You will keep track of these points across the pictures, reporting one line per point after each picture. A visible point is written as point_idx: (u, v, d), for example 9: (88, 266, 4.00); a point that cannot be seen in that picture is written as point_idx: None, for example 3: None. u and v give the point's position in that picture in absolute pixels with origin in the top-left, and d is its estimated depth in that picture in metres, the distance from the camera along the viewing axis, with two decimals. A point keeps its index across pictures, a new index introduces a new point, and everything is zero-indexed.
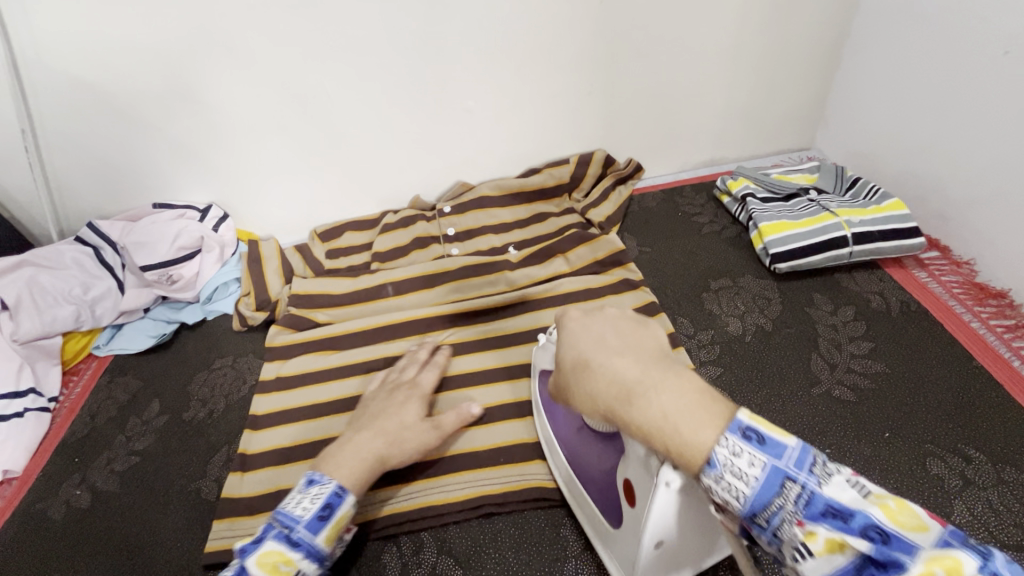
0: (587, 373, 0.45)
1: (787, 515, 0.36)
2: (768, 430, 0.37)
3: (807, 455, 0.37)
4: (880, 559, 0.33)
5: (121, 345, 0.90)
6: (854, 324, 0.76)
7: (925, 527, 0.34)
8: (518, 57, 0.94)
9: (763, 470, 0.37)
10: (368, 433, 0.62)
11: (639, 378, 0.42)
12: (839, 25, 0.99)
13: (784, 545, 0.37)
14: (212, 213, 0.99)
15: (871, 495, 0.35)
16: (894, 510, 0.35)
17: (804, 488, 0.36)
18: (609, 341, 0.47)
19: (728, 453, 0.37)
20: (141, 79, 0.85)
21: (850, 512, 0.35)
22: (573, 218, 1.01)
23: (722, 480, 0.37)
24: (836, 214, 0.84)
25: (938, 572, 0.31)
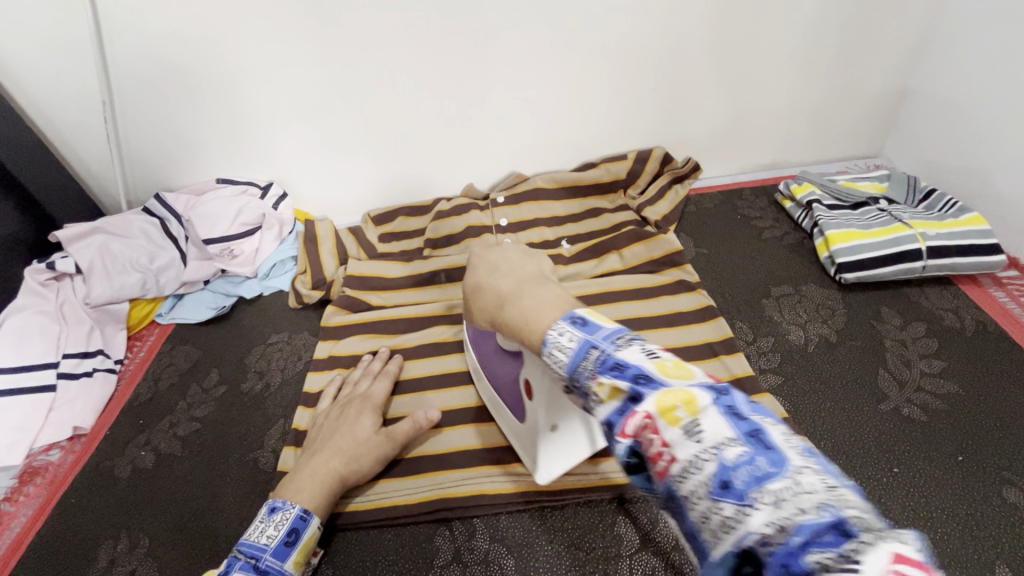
0: (479, 292, 0.51)
1: (586, 373, 0.34)
2: (595, 319, 0.38)
3: (616, 330, 0.35)
4: (634, 397, 0.31)
5: (183, 314, 0.93)
6: (925, 341, 0.73)
7: (694, 379, 0.32)
8: (581, 50, 0.92)
9: (574, 339, 0.36)
10: (324, 455, 0.63)
11: (512, 289, 0.47)
12: (919, 29, 0.95)
13: (587, 402, 0.35)
14: (272, 192, 1.01)
15: (658, 354, 0.33)
16: (672, 365, 0.33)
17: (602, 350, 0.34)
18: (500, 266, 0.51)
19: (557, 335, 0.37)
20: (216, 58, 0.87)
21: (627, 364, 0.33)
22: (628, 215, 0.99)
23: (552, 356, 0.37)
24: (910, 225, 0.81)
25: (677, 405, 0.30)
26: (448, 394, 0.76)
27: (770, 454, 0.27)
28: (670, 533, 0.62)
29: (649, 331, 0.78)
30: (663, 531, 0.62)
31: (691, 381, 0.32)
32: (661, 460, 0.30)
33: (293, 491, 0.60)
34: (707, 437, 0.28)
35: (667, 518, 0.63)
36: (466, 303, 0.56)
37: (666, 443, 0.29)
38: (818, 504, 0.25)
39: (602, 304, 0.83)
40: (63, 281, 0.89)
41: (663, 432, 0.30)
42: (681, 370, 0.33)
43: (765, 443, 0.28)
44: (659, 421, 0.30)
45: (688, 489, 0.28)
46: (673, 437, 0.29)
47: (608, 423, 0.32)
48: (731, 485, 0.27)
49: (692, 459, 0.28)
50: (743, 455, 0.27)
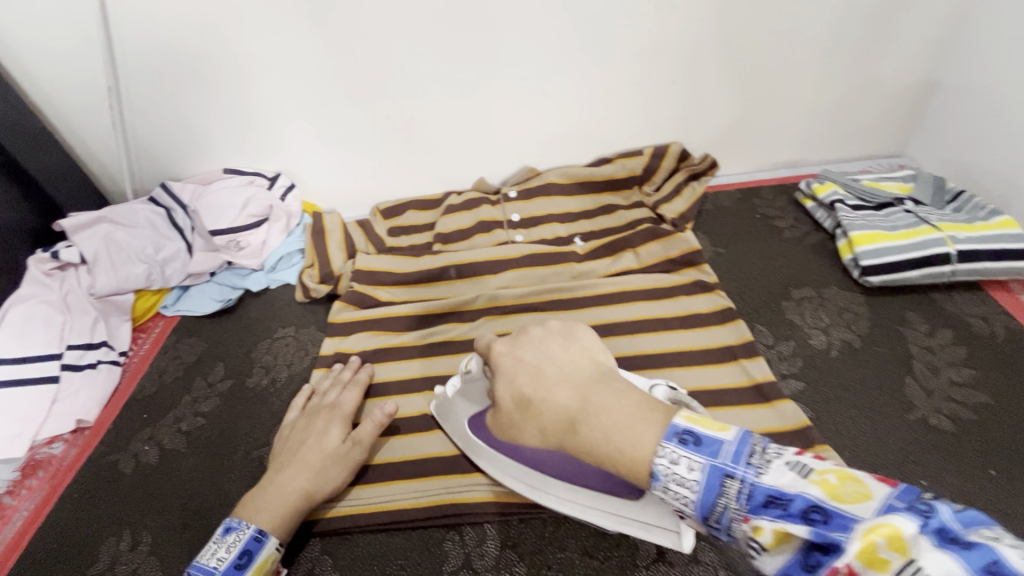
0: (530, 399, 0.55)
1: (734, 512, 0.38)
2: (704, 431, 0.42)
3: (743, 448, 0.40)
4: (819, 540, 0.33)
5: (188, 306, 0.92)
6: (953, 349, 0.71)
7: (874, 499, 0.33)
8: (599, 41, 0.89)
9: (698, 466, 0.40)
10: (287, 473, 0.62)
11: (579, 407, 0.50)
12: (950, 23, 0.91)
13: (744, 545, 0.38)
14: (280, 182, 1.00)
15: (813, 476, 0.36)
16: (837, 486, 0.35)
17: (743, 482, 0.38)
18: (547, 370, 0.55)
19: (667, 462, 0.41)
20: (224, 44, 0.85)
21: (787, 496, 0.36)
22: (643, 212, 0.97)
23: (670, 490, 0.41)
24: (939, 228, 0.78)
25: (879, 542, 0.31)
26: None
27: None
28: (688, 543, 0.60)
29: (665, 333, 0.76)
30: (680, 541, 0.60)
31: (870, 505, 0.33)
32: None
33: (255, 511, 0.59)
34: None
35: None
36: (510, 422, 0.57)
37: None
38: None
39: (617, 304, 0.81)
40: (67, 270, 0.88)
41: None
42: (853, 490, 0.34)
43: None
44: (857, 563, 0.31)
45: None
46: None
47: (785, 573, 0.35)
48: None
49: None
50: None
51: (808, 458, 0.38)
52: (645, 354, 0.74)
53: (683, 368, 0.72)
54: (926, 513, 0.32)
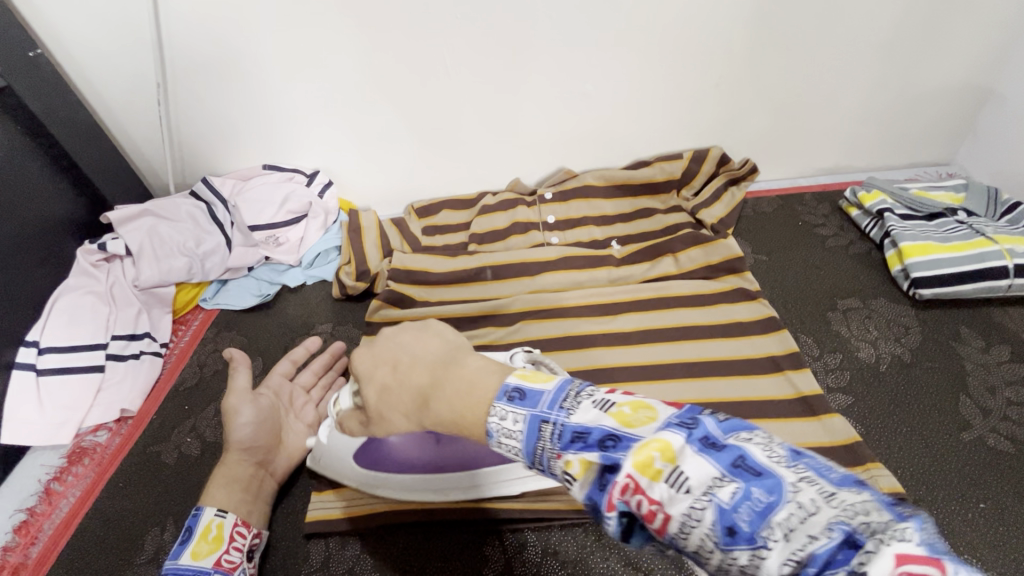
0: (388, 389, 0.50)
1: (549, 452, 0.35)
2: (530, 386, 0.39)
3: (559, 394, 0.37)
4: (609, 464, 0.32)
5: (227, 300, 0.93)
6: (1011, 367, 0.69)
7: (658, 422, 0.33)
8: (642, 44, 0.88)
9: (521, 420, 0.37)
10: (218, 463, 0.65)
11: (428, 382, 0.45)
12: (1009, 28, 0.88)
13: (563, 479, 0.36)
14: (318, 180, 1.00)
15: (614, 407, 0.35)
16: (629, 414, 0.34)
17: (556, 425, 0.35)
18: (402, 357, 0.51)
19: (497, 420, 0.38)
20: (266, 41, 0.85)
21: (588, 430, 0.34)
22: (681, 217, 0.95)
23: (504, 444, 0.38)
24: (995, 241, 0.75)
25: (654, 457, 0.31)
26: None
27: (762, 480, 0.29)
28: None
29: (706, 342, 0.75)
30: None
31: (656, 424, 0.33)
32: (656, 519, 0.30)
33: (210, 493, 0.61)
34: (693, 484, 0.29)
35: None
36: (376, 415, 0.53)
37: (654, 500, 0.30)
38: (827, 525, 0.26)
39: (657, 310, 0.80)
40: (113, 263, 0.89)
41: (649, 491, 0.30)
42: (642, 415, 0.34)
43: (752, 471, 0.29)
44: (638, 479, 0.30)
45: (695, 543, 0.29)
46: (661, 494, 0.30)
47: (592, 499, 0.33)
48: (736, 528, 0.28)
49: (688, 512, 0.29)
50: (737, 493, 0.28)
51: (615, 393, 0.37)
52: (687, 362, 0.73)
53: (727, 378, 0.71)
54: (692, 424, 0.33)
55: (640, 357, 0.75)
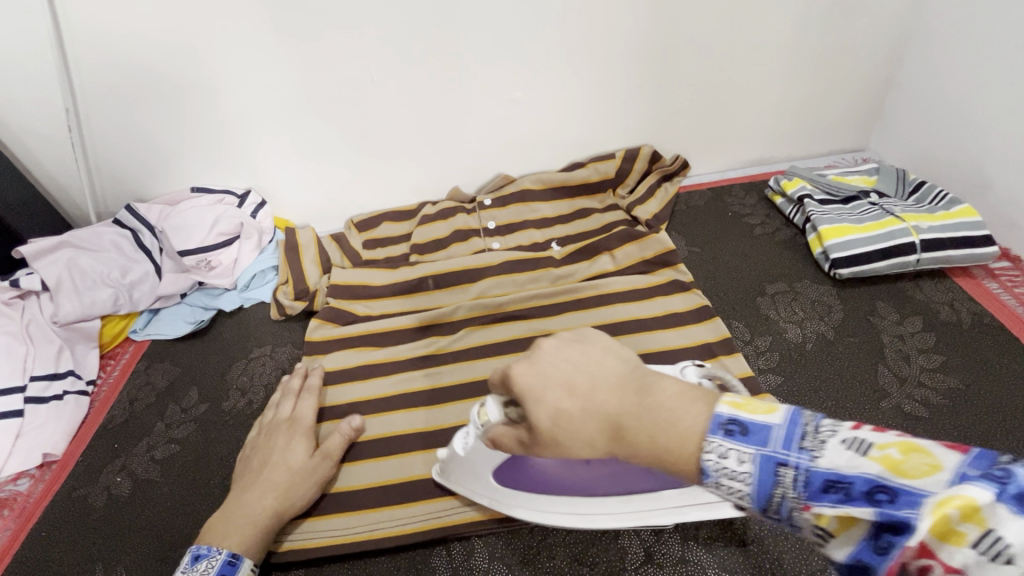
0: (567, 419, 0.42)
1: (793, 501, 0.33)
2: (750, 416, 0.36)
3: (795, 430, 0.34)
4: (886, 523, 0.29)
5: (158, 330, 0.89)
6: (923, 336, 0.73)
7: (943, 470, 0.29)
8: (567, 46, 0.90)
9: (746, 459, 0.34)
10: (255, 492, 0.61)
11: (617, 407, 0.40)
12: (902, 18, 0.94)
13: (809, 531, 0.33)
14: (250, 200, 0.97)
15: (874, 448, 0.32)
16: (901, 457, 0.31)
17: (798, 469, 0.33)
18: (575, 379, 0.42)
19: (716, 458, 0.35)
20: (181, 61, 0.83)
21: (848, 479, 0.31)
22: (618, 215, 0.97)
23: (723, 485, 0.36)
24: (903, 219, 0.80)
25: (952, 517, 0.27)
26: (441, 411, 0.75)
27: None
28: (676, 544, 0.61)
29: (641, 335, 0.77)
30: (668, 542, 0.61)
31: (940, 472, 0.29)
32: None
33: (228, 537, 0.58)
34: (1021, 556, 0.25)
35: (671, 529, 0.62)
36: (540, 443, 0.44)
37: (953, 569, 0.27)
38: None
39: (594, 308, 0.81)
40: (28, 299, 0.85)
41: (946, 557, 0.27)
42: (920, 461, 0.30)
43: None
44: (933, 544, 0.27)
45: None
46: (962, 562, 0.27)
47: (859, 562, 0.31)
48: None
49: None
50: None
51: (865, 426, 0.33)
52: None
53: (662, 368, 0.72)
54: (1003, 476, 0.28)
55: None
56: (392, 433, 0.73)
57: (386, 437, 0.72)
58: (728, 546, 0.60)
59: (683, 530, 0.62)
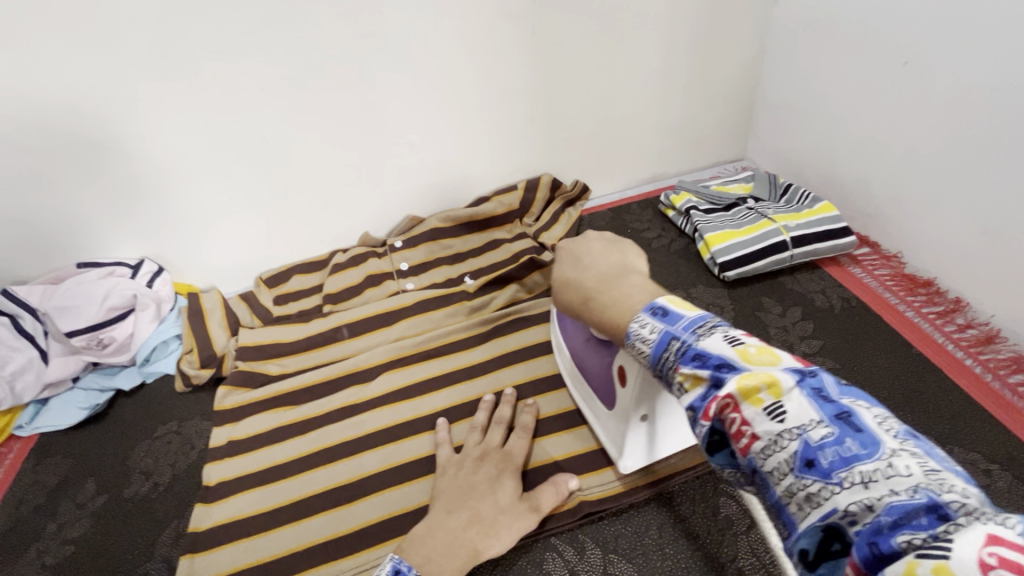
0: (563, 286, 0.51)
1: (670, 364, 0.37)
2: (677, 308, 0.40)
3: (699, 320, 0.38)
4: (716, 381, 0.34)
5: (49, 422, 0.82)
6: (803, 324, 0.82)
7: (779, 365, 0.33)
8: (455, 90, 0.94)
9: (657, 330, 0.39)
10: (460, 520, 0.60)
11: (598, 284, 0.48)
12: (755, 41, 1.04)
13: (671, 389, 0.37)
14: (145, 268, 0.93)
15: (741, 341, 0.35)
16: (757, 352, 0.34)
17: (682, 342, 0.37)
18: (587, 257, 0.51)
19: (637, 327, 0.40)
20: (49, 135, 0.80)
21: (708, 354, 0.35)
22: (526, 242, 1.01)
23: (635, 347, 0.40)
24: (774, 220, 0.90)
25: (761, 388, 0.32)
26: (364, 458, 0.74)
27: (862, 436, 0.29)
28: (598, 559, 0.63)
29: None
30: (591, 559, 0.63)
31: (776, 366, 0.33)
32: (742, 439, 0.32)
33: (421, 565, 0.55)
34: (790, 418, 0.30)
35: (593, 546, 0.64)
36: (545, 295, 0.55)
37: (745, 421, 0.32)
38: (912, 487, 0.26)
39: (511, 334, 0.86)
40: None
41: (743, 410, 0.32)
42: (766, 358, 0.34)
43: (854, 426, 0.29)
44: (740, 400, 0.32)
45: (771, 467, 0.30)
46: (754, 417, 0.31)
47: (691, 408, 0.35)
48: (816, 463, 0.29)
49: (773, 437, 0.30)
50: (830, 436, 0.29)
51: (750, 336, 0.37)
52: (540, 377, 0.80)
53: (566, 389, 0.79)
54: (810, 377, 0.32)
55: (502, 381, 0.80)
56: (316, 491, 0.71)
57: (311, 497, 0.71)
58: (648, 553, 0.63)
59: (604, 545, 0.64)
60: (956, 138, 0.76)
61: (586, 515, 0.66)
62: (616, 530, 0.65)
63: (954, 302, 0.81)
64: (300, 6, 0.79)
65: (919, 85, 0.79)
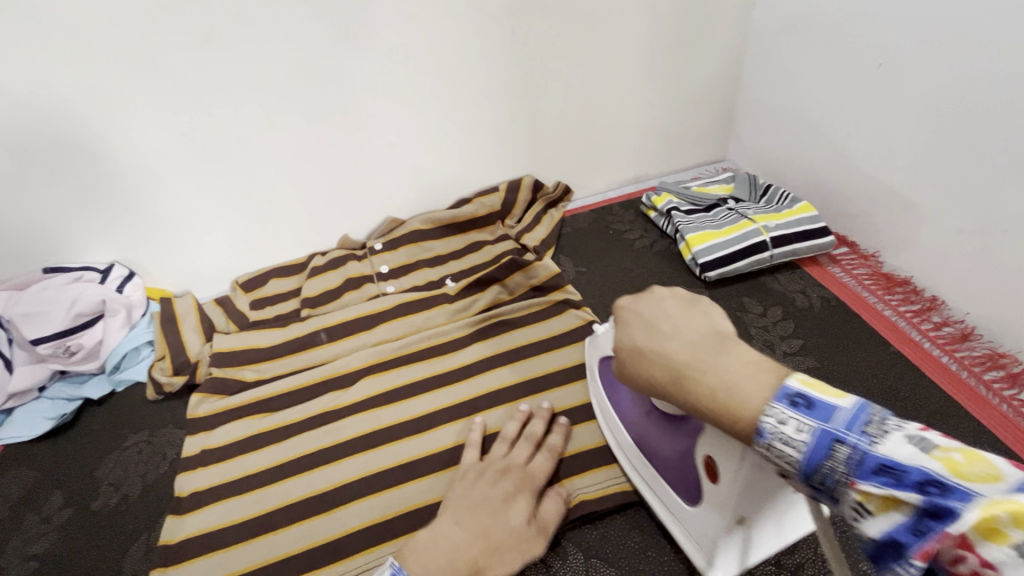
0: (640, 357, 0.48)
1: (841, 477, 0.34)
2: (819, 396, 0.37)
3: (861, 415, 0.35)
4: (929, 509, 0.30)
5: (12, 433, 0.79)
6: (784, 324, 0.83)
7: (999, 474, 0.30)
8: (435, 90, 0.93)
9: (806, 431, 0.35)
10: (468, 534, 0.57)
11: (687, 357, 0.44)
12: (735, 43, 1.05)
13: (848, 507, 0.34)
14: (115, 273, 0.90)
15: (935, 447, 0.32)
16: (960, 460, 0.31)
17: (854, 449, 0.34)
18: (661, 324, 0.48)
19: (774, 423, 0.37)
20: (11, 136, 0.77)
21: (902, 468, 0.31)
22: (508, 244, 1.00)
23: (773, 448, 0.37)
24: (754, 221, 0.90)
25: (1000, 519, 0.28)
26: (341, 466, 0.72)
27: None
28: (580, 564, 0.63)
29: (542, 356, 0.82)
30: (573, 564, 0.63)
31: (998, 479, 0.29)
32: None
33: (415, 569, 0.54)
34: None
35: (576, 551, 0.64)
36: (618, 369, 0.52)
37: (986, 561, 0.28)
38: None
39: (494, 336, 0.86)
40: None
41: (982, 550, 0.28)
42: (975, 463, 0.31)
43: None
44: (972, 537, 0.29)
45: None
46: (996, 556, 0.28)
47: (891, 537, 0.32)
48: None
49: None
50: None
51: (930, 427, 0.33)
52: (523, 379, 0.80)
53: (549, 391, 0.78)
54: None
55: (484, 385, 0.79)
56: (293, 501, 0.69)
57: (287, 508, 0.69)
58: (630, 557, 0.63)
59: (586, 550, 0.64)
60: (931, 139, 0.77)
61: (570, 521, 0.65)
62: (598, 535, 0.65)
63: (930, 300, 0.82)
64: (273, 3, 0.77)
65: (895, 86, 0.80)
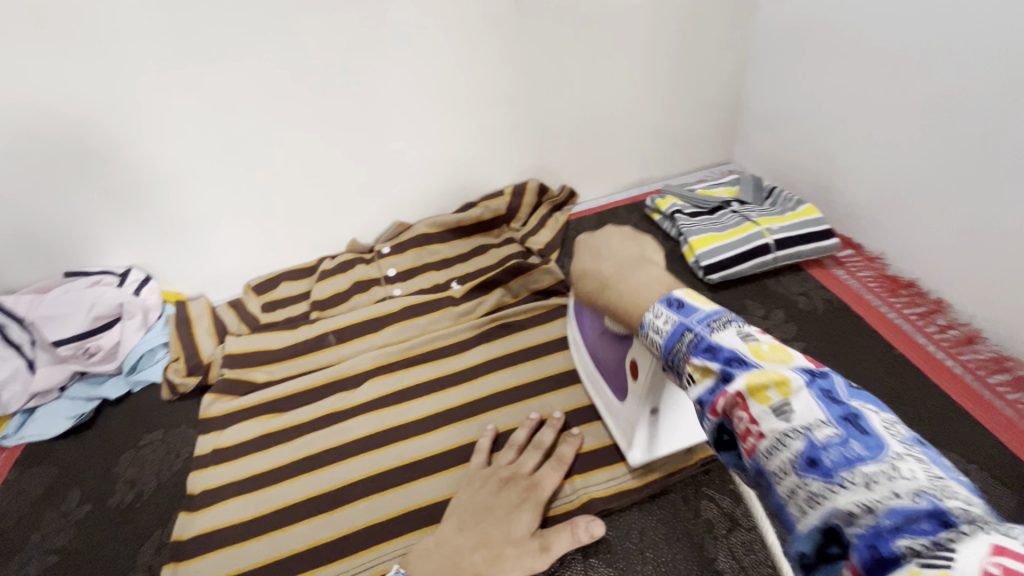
0: (583, 276, 0.51)
1: (681, 356, 0.38)
2: (693, 300, 0.40)
3: (714, 315, 0.38)
4: (724, 374, 0.34)
5: (34, 431, 0.82)
6: (786, 327, 0.83)
7: (791, 365, 0.34)
8: (441, 96, 0.95)
9: (670, 321, 0.39)
10: (470, 538, 0.60)
11: (614, 273, 0.48)
12: (739, 46, 1.05)
13: (681, 381, 0.38)
14: (132, 277, 0.93)
15: (753, 339, 0.35)
16: (768, 350, 0.35)
17: (694, 334, 0.37)
18: (604, 248, 0.51)
19: (652, 317, 0.41)
20: (34, 144, 0.80)
21: (719, 348, 0.35)
22: (513, 247, 1.02)
23: (649, 336, 0.41)
24: (757, 223, 0.91)
25: (769, 386, 0.32)
26: (348, 465, 0.74)
27: (868, 439, 0.29)
28: (580, 566, 0.63)
29: (546, 358, 0.83)
30: (572, 565, 0.63)
31: (788, 365, 0.34)
32: (748, 436, 0.32)
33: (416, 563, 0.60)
34: (797, 417, 0.31)
35: (576, 553, 0.64)
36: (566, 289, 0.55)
37: (753, 418, 0.32)
38: (913, 491, 0.26)
39: (499, 339, 0.87)
40: None
41: (752, 406, 0.32)
42: (778, 356, 0.35)
43: (860, 428, 0.30)
44: (748, 397, 0.33)
45: (777, 465, 0.30)
46: (759, 413, 0.32)
47: (701, 401, 0.35)
48: (820, 462, 0.29)
49: (781, 432, 0.31)
50: (835, 437, 0.29)
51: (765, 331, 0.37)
52: (526, 381, 0.81)
53: (552, 393, 0.79)
54: (821, 377, 0.33)
55: (487, 387, 0.81)
56: (300, 499, 0.71)
57: (294, 505, 0.71)
58: (630, 559, 0.63)
59: (587, 552, 0.64)
60: (936, 140, 0.76)
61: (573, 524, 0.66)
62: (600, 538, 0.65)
63: (936, 303, 0.81)
64: (283, 15, 0.79)
65: (899, 87, 0.80)
